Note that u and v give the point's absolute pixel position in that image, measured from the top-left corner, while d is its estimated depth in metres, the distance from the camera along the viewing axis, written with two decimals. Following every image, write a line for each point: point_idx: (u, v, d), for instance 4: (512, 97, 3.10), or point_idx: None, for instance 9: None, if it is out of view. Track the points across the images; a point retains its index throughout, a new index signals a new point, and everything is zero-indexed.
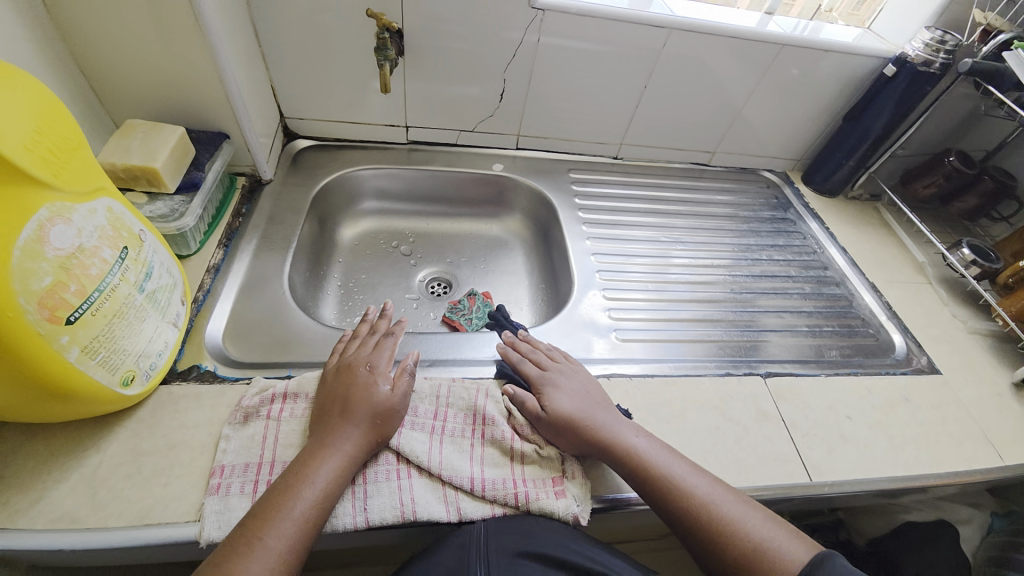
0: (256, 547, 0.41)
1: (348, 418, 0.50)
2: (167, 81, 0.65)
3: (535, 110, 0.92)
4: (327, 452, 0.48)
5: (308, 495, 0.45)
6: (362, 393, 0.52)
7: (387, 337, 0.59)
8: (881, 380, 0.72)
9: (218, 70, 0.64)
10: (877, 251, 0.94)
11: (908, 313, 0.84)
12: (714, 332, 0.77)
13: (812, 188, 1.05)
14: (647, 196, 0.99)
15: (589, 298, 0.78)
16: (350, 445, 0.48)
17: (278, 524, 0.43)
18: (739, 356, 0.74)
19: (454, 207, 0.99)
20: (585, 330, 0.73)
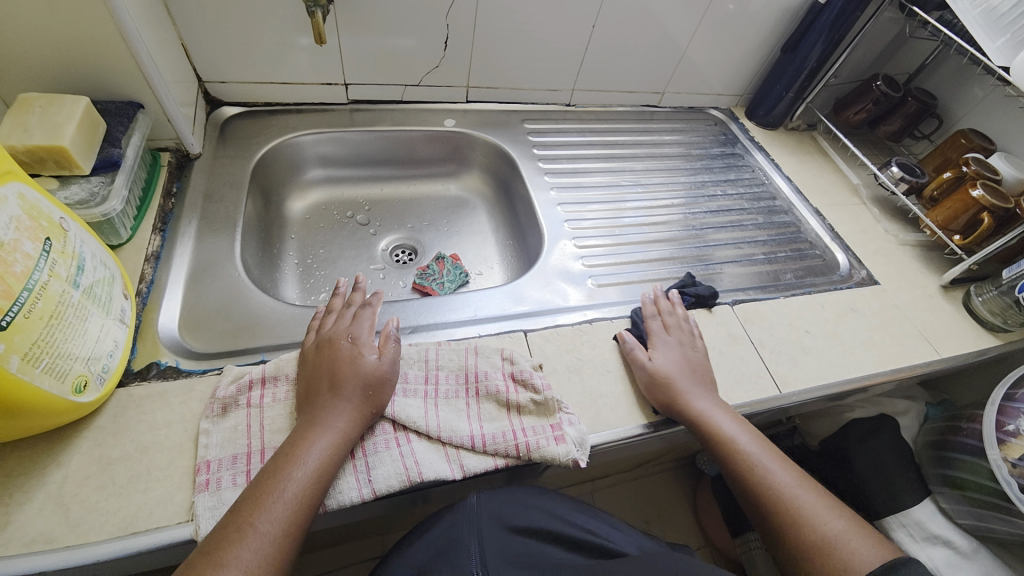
0: (245, 531, 0.39)
1: (338, 393, 0.48)
2: (54, 43, 0.55)
3: (484, 58, 0.87)
4: (318, 430, 0.45)
5: (298, 476, 0.42)
6: (347, 365, 0.49)
7: (365, 308, 0.57)
8: (832, 296, 0.78)
9: (119, 27, 0.55)
10: (818, 178, 1.00)
11: (848, 232, 0.90)
12: (680, 269, 0.80)
13: (755, 122, 1.09)
14: (603, 142, 0.98)
15: (560, 248, 0.78)
16: (342, 422, 0.46)
17: (269, 507, 0.41)
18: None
19: (408, 169, 0.94)
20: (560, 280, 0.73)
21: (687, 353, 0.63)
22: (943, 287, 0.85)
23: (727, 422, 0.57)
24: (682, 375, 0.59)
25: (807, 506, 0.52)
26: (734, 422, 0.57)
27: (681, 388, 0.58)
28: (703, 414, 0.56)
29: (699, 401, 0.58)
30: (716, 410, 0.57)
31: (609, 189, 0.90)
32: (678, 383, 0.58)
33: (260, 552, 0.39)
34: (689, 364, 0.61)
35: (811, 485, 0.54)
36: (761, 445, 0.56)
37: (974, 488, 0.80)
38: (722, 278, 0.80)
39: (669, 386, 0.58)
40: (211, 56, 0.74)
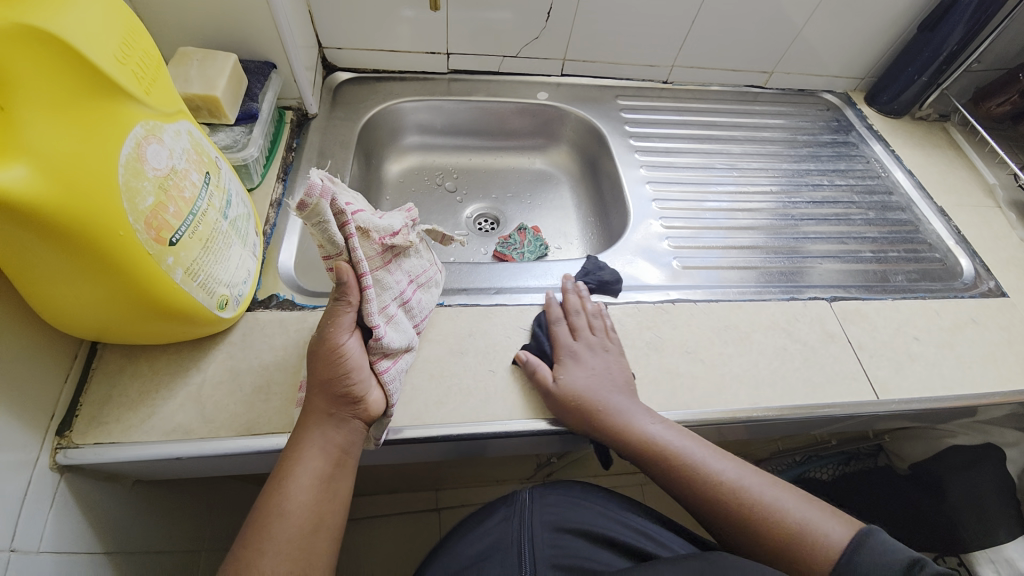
0: (275, 513, 0.42)
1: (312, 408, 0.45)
2: (213, 5, 0.63)
3: (584, 30, 0.86)
4: (299, 451, 0.44)
5: (305, 462, 0.44)
6: (317, 361, 0.45)
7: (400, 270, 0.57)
8: (949, 303, 0.71)
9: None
10: (946, 174, 0.89)
11: (977, 237, 0.81)
12: (771, 258, 0.75)
13: (876, 108, 0.99)
14: (699, 122, 0.94)
15: (644, 226, 0.76)
16: (319, 439, 0.45)
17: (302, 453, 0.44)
18: (795, 282, 0.72)
19: (497, 140, 0.96)
20: (642, 259, 0.72)
21: (614, 362, 0.57)
22: None
23: (692, 444, 0.52)
24: (595, 389, 0.54)
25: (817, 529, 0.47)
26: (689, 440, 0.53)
27: (599, 403, 0.53)
28: (647, 440, 0.51)
29: (646, 421, 0.53)
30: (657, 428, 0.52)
31: (700, 171, 0.87)
32: (597, 396, 0.53)
33: (297, 511, 0.43)
34: (623, 375, 0.56)
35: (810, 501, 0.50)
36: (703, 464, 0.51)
37: None
38: (818, 273, 0.74)
39: (580, 408, 0.52)
40: (333, 23, 0.80)
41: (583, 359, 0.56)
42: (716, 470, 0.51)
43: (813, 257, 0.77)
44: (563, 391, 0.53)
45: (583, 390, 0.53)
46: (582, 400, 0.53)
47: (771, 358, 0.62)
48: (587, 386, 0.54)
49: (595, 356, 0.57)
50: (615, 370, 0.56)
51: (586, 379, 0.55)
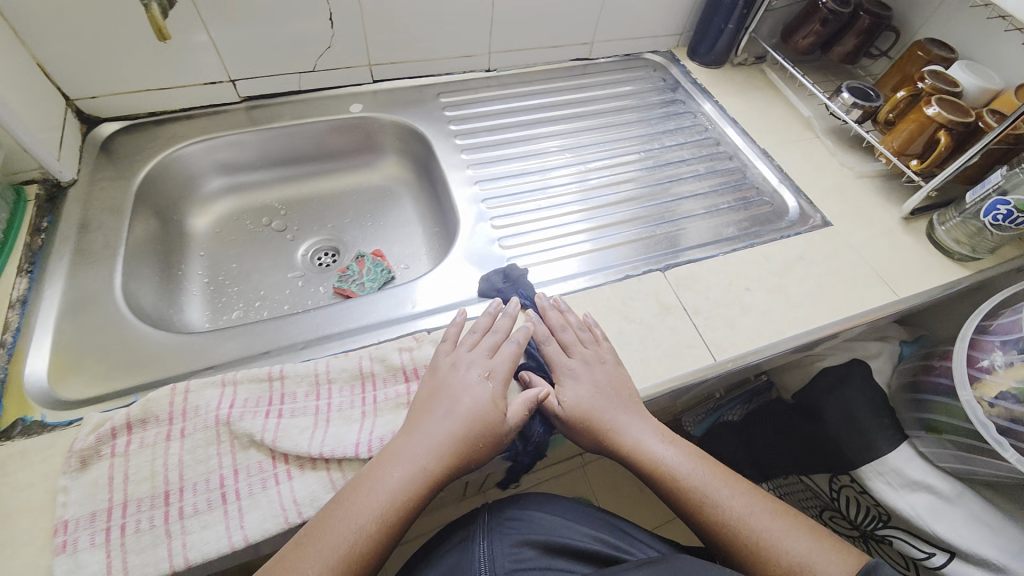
0: (345, 515, 0.42)
1: (438, 417, 0.48)
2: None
3: (379, 32, 0.79)
4: (398, 460, 0.45)
5: (403, 466, 0.45)
6: (460, 392, 0.49)
7: (493, 336, 0.56)
8: (776, 246, 0.72)
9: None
10: (767, 115, 0.91)
11: (799, 172, 0.83)
12: (640, 229, 0.74)
13: (698, 61, 0.99)
14: (527, 107, 0.90)
15: (497, 230, 0.72)
16: (424, 453, 0.46)
17: (433, 447, 0.46)
18: (672, 248, 0.72)
19: (322, 164, 0.87)
20: (508, 265, 0.67)
21: (601, 373, 0.56)
22: (907, 218, 0.78)
23: (663, 450, 0.54)
24: (597, 404, 0.55)
25: (768, 535, 0.49)
26: (671, 449, 0.55)
27: (603, 419, 0.54)
28: (642, 444, 0.54)
29: (634, 428, 0.54)
30: (649, 436, 0.54)
31: (540, 158, 0.83)
32: (599, 416, 0.54)
33: (366, 525, 0.42)
34: (602, 387, 0.56)
35: (769, 507, 0.52)
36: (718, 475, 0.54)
37: (951, 431, 0.76)
38: (656, 241, 0.73)
39: (587, 425, 0.54)
40: (70, 71, 0.68)
41: (562, 377, 0.57)
42: (682, 472, 0.53)
43: (663, 222, 0.76)
44: (569, 410, 0.55)
45: (586, 406, 0.55)
46: (586, 416, 0.54)
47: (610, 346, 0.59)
48: (587, 398, 0.55)
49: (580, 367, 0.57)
50: (594, 379, 0.56)
51: (579, 395, 0.55)
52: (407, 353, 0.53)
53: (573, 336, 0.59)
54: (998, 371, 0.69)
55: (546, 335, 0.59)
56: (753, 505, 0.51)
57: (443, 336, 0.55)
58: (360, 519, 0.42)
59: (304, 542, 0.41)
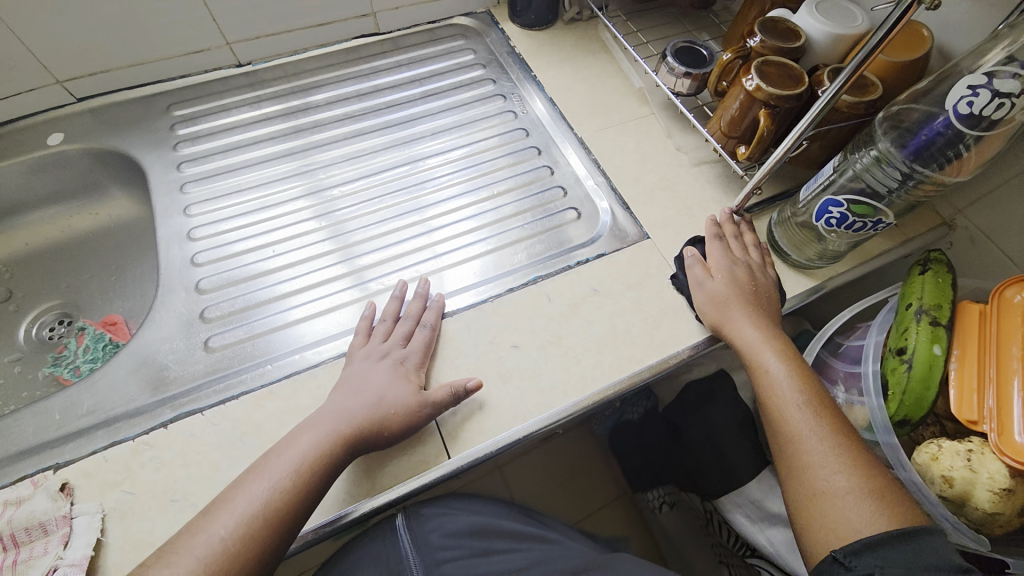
0: (246, 485, 0.39)
1: (364, 395, 0.45)
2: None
3: (46, 38, 0.60)
4: (334, 425, 0.42)
5: (314, 441, 0.41)
6: (371, 374, 0.47)
7: (419, 327, 0.51)
8: (564, 278, 0.57)
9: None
10: (593, 90, 0.73)
11: (619, 165, 0.66)
12: (515, 221, 0.62)
13: (519, 23, 0.79)
14: (308, 104, 0.73)
15: (316, 261, 0.59)
16: (346, 425, 0.43)
17: (311, 432, 0.42)
18: (556, 249, 0.60)
19: (42, 210, 0.71)
20: (272, 326, 0.54)
21: (754, 277, 0.54)
22: (743, 218, 0.62)
23: (777, 364, 0.47)
24: (727, 298, 0.52)
25: (811, 456, 0.42)
26: (787, 364, 0.48)
27: (727, 313, 0.51)
28: (753, 344, 0.49)
29: (767, 357, 0.48)
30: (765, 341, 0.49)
31: (362, 161, 0.68)
32: (733, 308, 0.51)
33: (275, 491, 0.38)
34: (739, 285, 0.53)
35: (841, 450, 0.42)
36: (802, 378, 0.47)
37: None
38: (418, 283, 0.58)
39: (720, 308, 0.51)
40: None
41: (715, 266, 0.54)
42: (772, 369, 0.47)
43: (535, 219, 0.63)
44: (715, 291, 0.52)
45: (384, 403, 0.44)
46: (723, 301, 0.52)
47: None
48: (727, 290, 0.52)
49: (379, 361, 0.48)
50: (741, 277, 0.54)
51: (712, 286, 0.53)
52: (8, 512, 0.41)
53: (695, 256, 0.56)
54: None
55: (711, 236, 0.57)
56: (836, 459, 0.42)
57: (63, 487, 0.43)
58: (219, 528, 0.36)
59: (211, 510, 0.37)
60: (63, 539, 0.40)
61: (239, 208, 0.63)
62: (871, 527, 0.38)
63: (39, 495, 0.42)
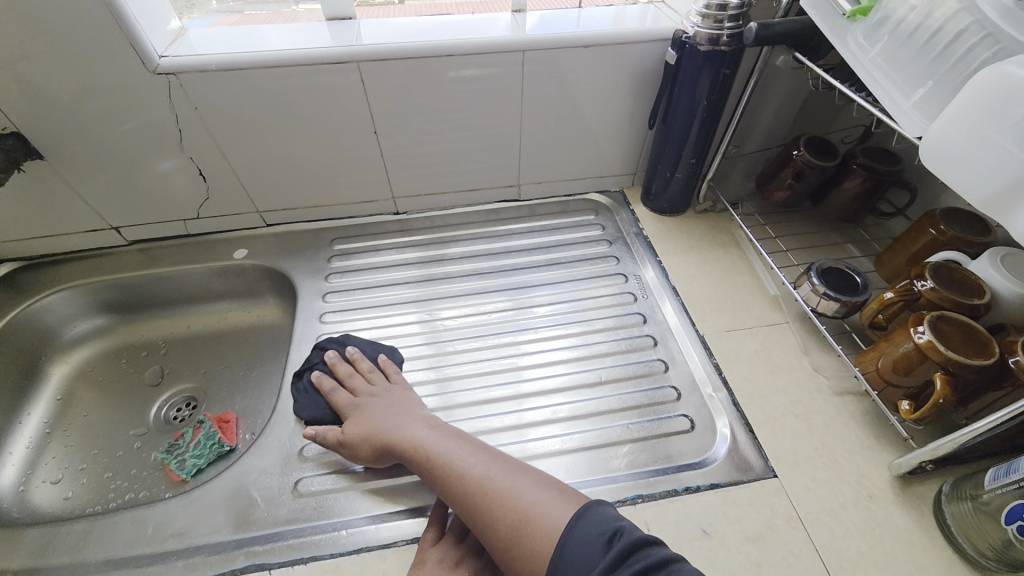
0: None
1: None
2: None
3: (261, 181, 0.75)
4: None
5: None
6: None
7: None
8: (671, 506, 0.50)
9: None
10: (721, 286, 0.71)
11: (743, 377, 0.61)
12: (615, 411, 0.59)
13: (649, 206, 0.83)
14: (444, 256, 0.80)
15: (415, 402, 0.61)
16: None
17: None
18: (665, 462, 0.54)
19: (209, 306, 0.83)
20: (355, 487, 0.53)
21: (521, 367, 0.57)
22: (901, 477, 0.52)
23: (476, 458, 0.47)
24: (388, 425, 0.52)
25: (508, 492, 0.44)
26: (464, 446, 0.49)
27: (387, 439, 0.51)
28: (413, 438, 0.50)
29: (421, 436, 0.50)
30: (437, 434, 0.51)
31: (480, 317, 0.71)
32: (399, 431, 0.51)
33: None
34: (517, 379, 0.56)
35: (546, 490, 0.44)
36: (502, 474, 0.46)
37: None
38: None
39: (397, 449, 0.50)
40: None
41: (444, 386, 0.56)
42: (438, 452, 0.49)
43: (631, 423, 0.58)
44: (350, 437, 0.53)
45: None
46: (370, 441, 0.52)
47: None
48: (431, 413, 0.53)
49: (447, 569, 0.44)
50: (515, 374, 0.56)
51: (421, 412, 0.54)
52: None
53: (532, 332, 0.62)
54: None
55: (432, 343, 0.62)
56: (541, 486, 0.44)
57: None
58: None
59: None
60: None
61: (360, 345, 0.68)
62: (563, 511, 0.41)
63: None
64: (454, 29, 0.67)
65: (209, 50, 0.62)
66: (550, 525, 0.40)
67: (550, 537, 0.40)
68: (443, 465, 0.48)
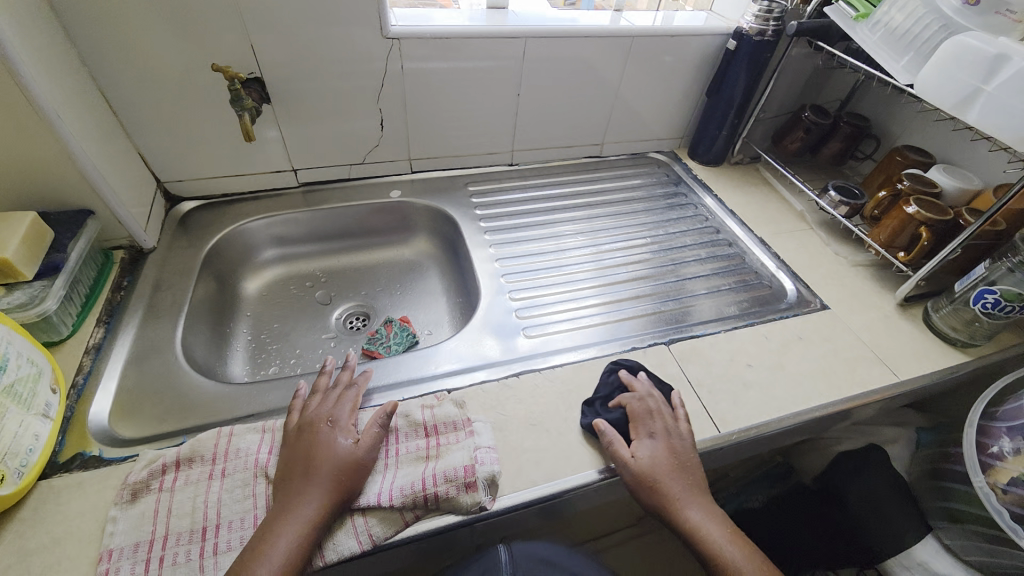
0: (256, 557, 0.43)
1: (311, 476, 0.49)
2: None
3: (422, 133, 0.94)
4: (290, 512, 0.46)
5: (296, 518, 0.46)
6: (320, 449, 0.51)
7: (351, 389, 0.59)
8: (776, 325, 0.77)
9: (30, 99, 0.56)
10: (763, 208, 1.01)
11: (794, 258, 0.90)
12: (643, 308, 0.80)
13: (697, 160, 1.12)
14: (554, 195, 1.03)
15: (505, 317, 0.77)
16: (311, 509, 0.47)
17: (301, 500, 0.47)
18: (759, 306, 0.81)
19: (361, 240, 0.99)
20: (547, 333, 0.74)
21: (670, 441, 0.57)
22: (901, 304, 0.83)
23: (287, 537, 0.45)
24: (663, 471, 0.54)
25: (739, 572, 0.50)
26: (729, 541, 0.52)
27: (662, 483, 0.54)
28: (692, 517, 0.53)
29: (688, 506, 0.53)
30: (704, 515, 0.53)
31: (595, 235, 0.95)
32: (668, 485, 0.54)
33: (281, 555, 0.44)
34: (674, 457, 0.56)
35: (759, 559, 0.52)
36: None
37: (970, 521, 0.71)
38: (642, 320, 0.78)
39: (656, 490, 0.53)
40: (159, 158, 0.81)
41: (638, 440, 0.56)
42: (711, 535, 0.52)
43: (682, 298, 0.83)
44: (640, 469, 0.54)
45: (659, 469, 0.54)
46: (656, 483, 0.54)
47: (616, 413, 0.62)
48: (653, 469, 0.54)
49: (677, 435, 0.57)
50: (663, 448, 0.56)
51: (641, 459, 0.55)
52: (428, 410, 0.58)
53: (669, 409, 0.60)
54: (1007, 459, 0.65)
55: (640, 412, 0.58)
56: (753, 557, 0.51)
57: (461, 400, 0.60)
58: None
59: None
60: (471, 433, 0.56)
61: (515, 253, 0.89)
62: None
63: (448, 403, 0.59)
64: (585, 19, 0.92)
65: (419, 23, 0.81)
66: None
67: None
68: (708, 543, 0.52)
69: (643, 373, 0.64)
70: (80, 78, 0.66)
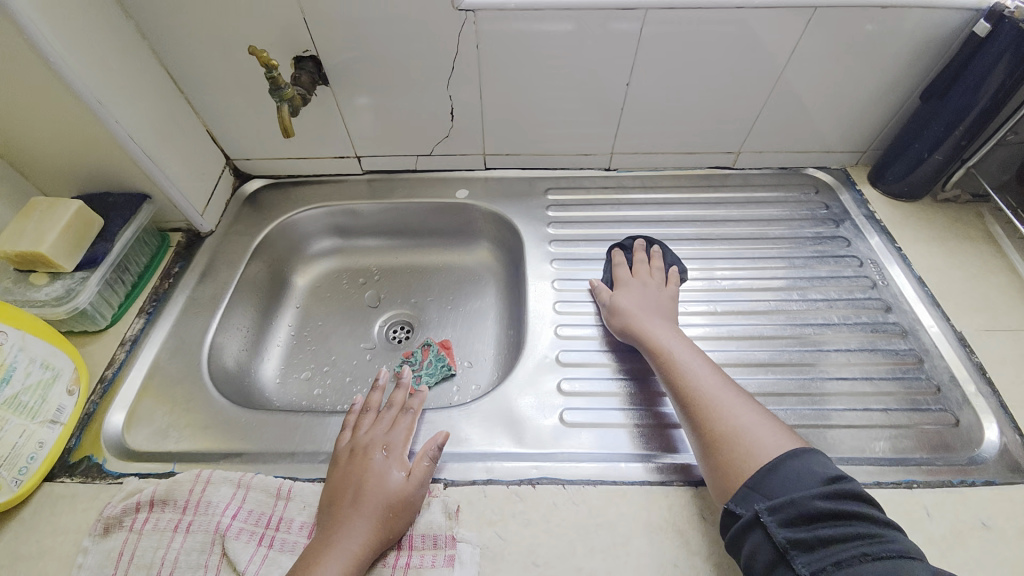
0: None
1: (358, 509, 0.46)
2: (56, 137, 0.59)
3: (499, 126, 0.78)
4: (337, 541, 0.44)
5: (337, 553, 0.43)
6: (371, 479, 0.48)
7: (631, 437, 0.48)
8: (947, 495, 0.50)
9: (65, 84, 0.53)
10: (973, 283, 0.67)
11: (1009, 380, 0.58)
12: None
13: (881, 188, 0.79)
14: (658, 217, 0.80)
15: (546, 385, 0.60)
16: (357, 544, 0.44)
17: (346, 530, 0.45)
18: (929, 452, 0.54)
19: (422, 239, 0.89)
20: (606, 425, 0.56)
21: (663, 295, 0.65)
22: None
23: (334, 568, 0.42)
24: (640, 312, 0.62)
25: (729, 418, 0.48)
26: (709, 373, 0.53)
27: (641, 330, 0.60)
28: (666, 350, 0.56)
29: (670, 341, 0.57)
30: (672, 339, 0.58)
31: (709, 284, 0.71)
32: (638, 321, 0.61)
33: None
34: (657, 305, 0.63)
35: (758, 414, 0.49)
36: (775, 427, 0.47)
37: None
38: None
39: (630, 328, 0.61)
40: (226, 137, 0.77)
41: (625, 288, 0.66)
42: (699, 390, 0.52)
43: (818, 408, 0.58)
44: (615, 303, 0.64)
45: (634, 307, 0.62)
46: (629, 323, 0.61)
47: None
48: (627, 305, 0.63)
49: (643, 288, 0.65)
50: (648, 297, 0.64)
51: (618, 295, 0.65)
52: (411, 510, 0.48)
53: (662, 274, 0.68)
54: None
55: (619, 266, 0.69)
56: (763, 419, 0.48)
57: (454, 507, 0.49)
58: None
59: None
60: (451, 559, 0.45)
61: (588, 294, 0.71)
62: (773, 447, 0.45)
63: (436, 506, 0.49)
64: None
65: None
66: (753, 444, 0.45)
67: (753, 453, 0.45)
68: (688, 387, 0.52)
69: (642, 241, 0.71)
70: (139, 57, 0.62)
